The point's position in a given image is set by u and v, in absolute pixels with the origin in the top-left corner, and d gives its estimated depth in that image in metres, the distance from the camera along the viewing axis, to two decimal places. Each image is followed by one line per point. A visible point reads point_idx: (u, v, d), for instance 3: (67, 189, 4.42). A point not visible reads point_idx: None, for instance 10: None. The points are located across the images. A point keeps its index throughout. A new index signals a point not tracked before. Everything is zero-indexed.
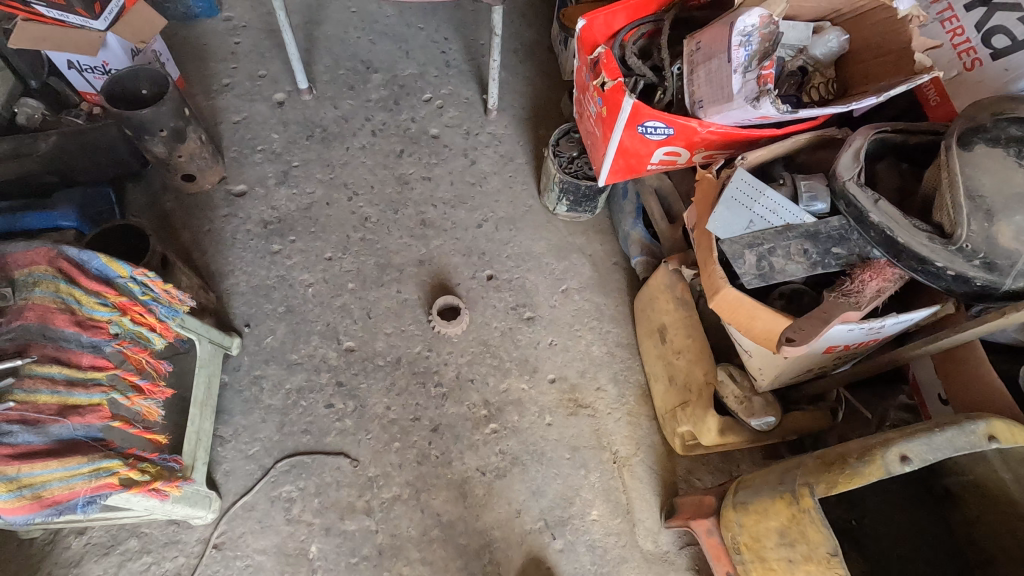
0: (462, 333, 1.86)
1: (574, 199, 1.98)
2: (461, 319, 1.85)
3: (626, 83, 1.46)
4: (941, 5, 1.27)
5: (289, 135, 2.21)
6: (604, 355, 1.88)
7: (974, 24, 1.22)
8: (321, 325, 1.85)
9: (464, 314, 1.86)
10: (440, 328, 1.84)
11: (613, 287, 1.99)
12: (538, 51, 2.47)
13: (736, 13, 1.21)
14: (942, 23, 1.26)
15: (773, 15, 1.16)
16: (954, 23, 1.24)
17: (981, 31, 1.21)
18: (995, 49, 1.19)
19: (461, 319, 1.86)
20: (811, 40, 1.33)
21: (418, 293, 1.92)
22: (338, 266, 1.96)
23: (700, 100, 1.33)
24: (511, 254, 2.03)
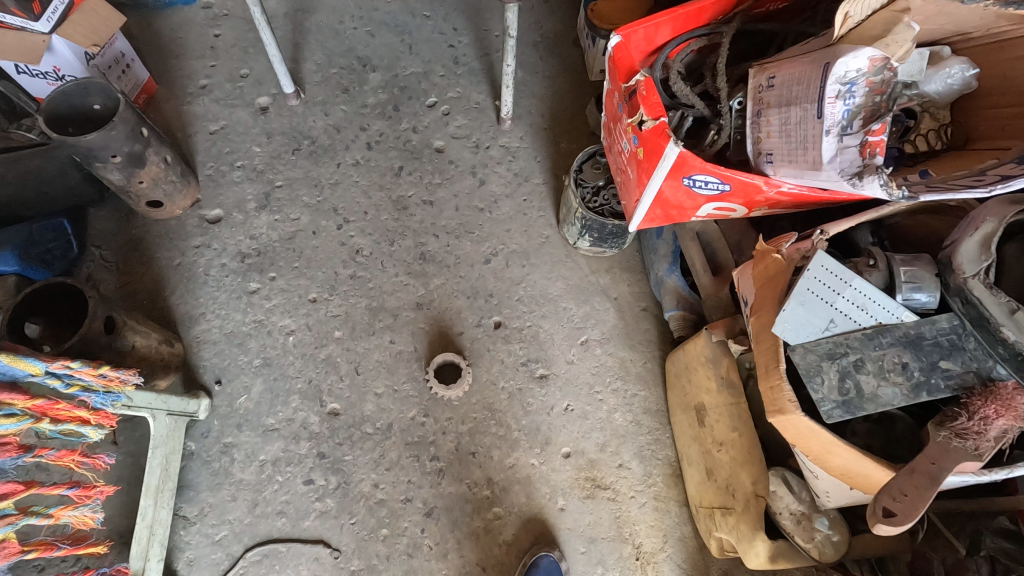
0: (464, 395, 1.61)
1: (598, 235, 1.67)
2: (463, 381, 1.60)
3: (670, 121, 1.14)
4: None
5: (272, 148, 1.93)
6: (629, 424, 1.61)
7: None
8: (302, 382, 1.61)
9: (467, 375, 1.61)
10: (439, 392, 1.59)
11: (640, 339, 1.70)
12: (562, 46, 2.12)
13: (833, 49, 0.89)
14: None
15: (889, 58, 0.85)
16: None
17: None
18: None
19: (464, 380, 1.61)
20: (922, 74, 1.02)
21: (415, 345, 1.67)
22: (324, 310, 1.71)
23: (768, 151, 1.01)
24: (523, 297, 1.75)
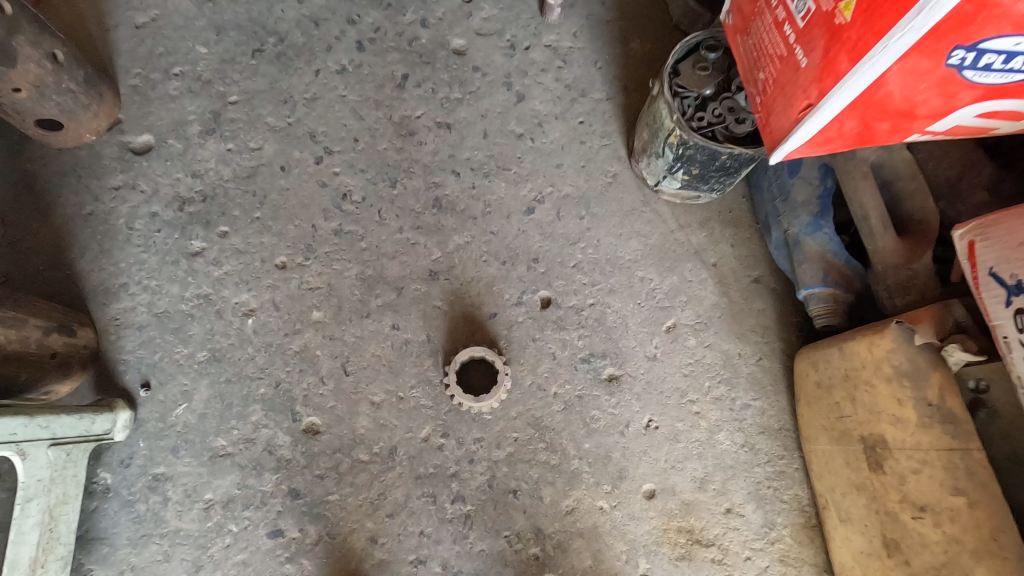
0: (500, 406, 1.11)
1: (699, 172, 1.12)
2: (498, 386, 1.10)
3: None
4: None
5: (224, 48, 1.36)
6: (739, 451, 1.10)
7: None
8: (265, 387, 1.12)
9: (505, 378, 1.10)
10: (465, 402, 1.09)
11: (752, 326, 1.18)
12: None
13: None
14: None
15: None
16: None
17: None
18: None
19: (501, 385, 1.10)
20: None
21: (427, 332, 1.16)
22: (296, 282, 1.19)
23: None
24: (581, 264, 1.22)
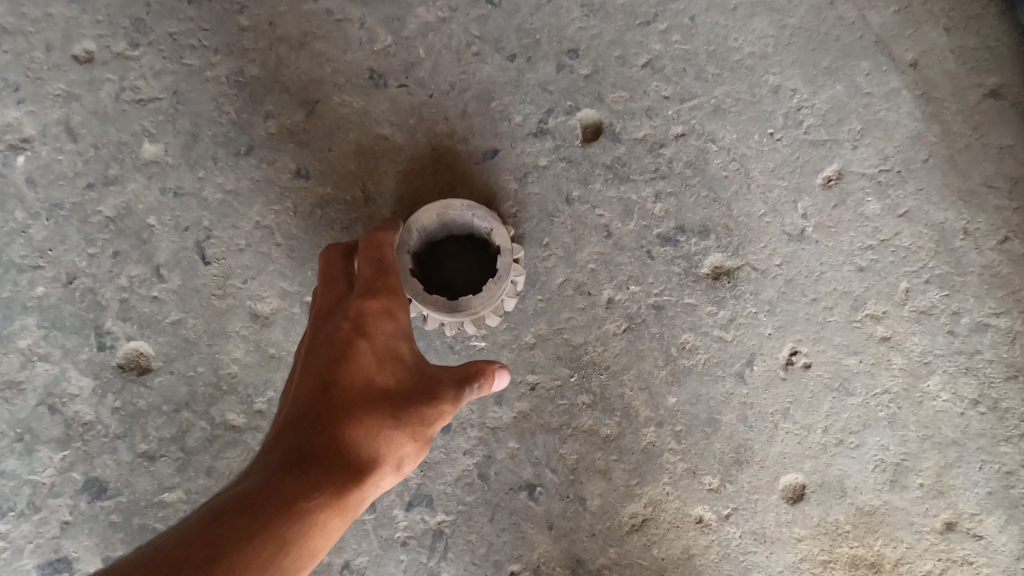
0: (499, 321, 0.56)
1: None
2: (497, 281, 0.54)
3: None
4: None
5: None
6: (971, 417, 0.56)
7: None
8: (46, 287, 0.58)
9: (509, 267, 0.54)
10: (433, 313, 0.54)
11: (989, 179, 0.61)
12: None
13: None
14: None
15: None
16: None
17: None
18: None
19: (501, 280, 0.54)
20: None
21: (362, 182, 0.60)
22: (111, 90, 0.62)
23: None
24: (658, 62, 0.63)
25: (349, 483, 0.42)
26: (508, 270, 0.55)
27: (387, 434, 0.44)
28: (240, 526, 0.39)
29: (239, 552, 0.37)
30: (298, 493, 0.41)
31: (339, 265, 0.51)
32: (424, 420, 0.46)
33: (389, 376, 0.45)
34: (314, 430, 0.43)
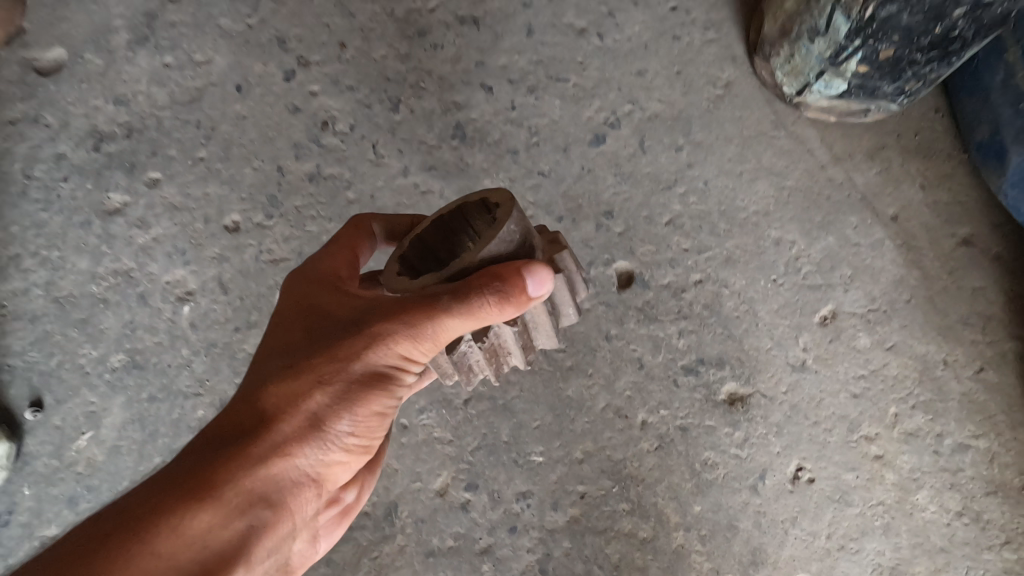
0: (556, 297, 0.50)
1: (890, 54, 0.68)
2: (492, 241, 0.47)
3: None
4: None
5: None
6: (957, 527, 0.67)
7: None
8: (206, 409, 0.76)
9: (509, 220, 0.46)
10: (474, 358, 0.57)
11: (965, 317, 0.73)
12: None
13: None
14: None
15: None
16: None
17: None
18: None
19: (512, 243, 0.48)
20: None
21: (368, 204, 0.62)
22: (252, 253, 0.81)
23: None
24: (678, 220, 0.79)
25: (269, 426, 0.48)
26: (518, 223, 0.48)
27: (309, 381, 0.49)
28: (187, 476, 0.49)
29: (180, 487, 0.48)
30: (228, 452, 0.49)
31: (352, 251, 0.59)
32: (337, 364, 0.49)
33: (340, 317, 0.50)
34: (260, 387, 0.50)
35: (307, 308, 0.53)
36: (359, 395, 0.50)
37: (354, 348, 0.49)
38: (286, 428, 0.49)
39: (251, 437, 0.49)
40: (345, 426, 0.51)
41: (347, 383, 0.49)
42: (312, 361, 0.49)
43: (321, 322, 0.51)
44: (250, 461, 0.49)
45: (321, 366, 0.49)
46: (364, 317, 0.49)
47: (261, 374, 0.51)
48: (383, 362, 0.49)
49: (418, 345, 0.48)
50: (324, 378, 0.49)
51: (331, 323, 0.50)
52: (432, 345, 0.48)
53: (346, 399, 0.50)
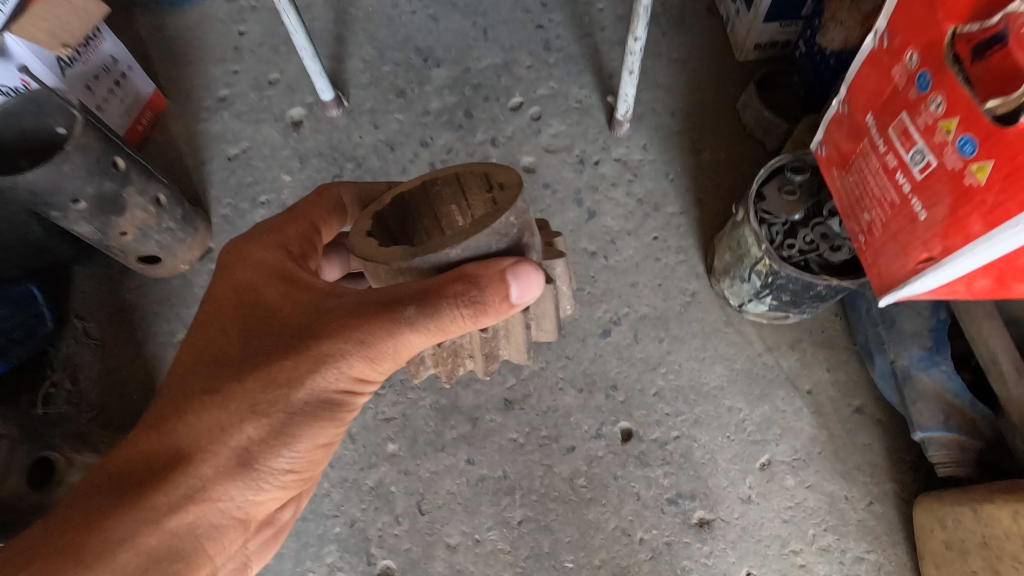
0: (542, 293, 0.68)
1: (787, 297, 1.05)
2: (478, 240, 0.64)
3: None
4: None
5: (306, 176, 1.45)
6: None
7: None
8: (341, 526, 1.11)
9: (509, 212, 0.64)
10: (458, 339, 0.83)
11: (858, 464, 1.08)
12: (692, 17, 1.56)
13: None
14: None
15: None
16: None
17: None
18: None
19: (508, 237, 0.66)
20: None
21: (339, 192, 0.89)
22: (370, 414, 1.17)
23: None
24: (663, 392, 1.16)
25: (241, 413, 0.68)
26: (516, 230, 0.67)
27: (253, 392, 0.68)
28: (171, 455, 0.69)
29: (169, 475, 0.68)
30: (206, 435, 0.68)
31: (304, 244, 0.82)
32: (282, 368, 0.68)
33: (289, 318, 0.70)
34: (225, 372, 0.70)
35: (260, 315, 0.71)
36: (301, 419, 0.69)
37: (296, 363, 0.67)
38: (225, 448, 0.69)
39: (198, 445, 0.69)
40: (281, 457, 0.70)
41: (286, 404, 0.68)
42: (260, 378, 0.68)
43: (276, 324, 0.70)
44: (190, 474, 0.69)
45: (258, 394, 0.68)
46: (314, 326, 0.68)
47: (218, 378, 0.69)
48: (324, 382, 0.68)
49: (371, 363, 0.68)
50: (257, 407, 0.68)
51: (274, 331, 0.70)
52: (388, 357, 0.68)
53: (280, 435, 0.69)
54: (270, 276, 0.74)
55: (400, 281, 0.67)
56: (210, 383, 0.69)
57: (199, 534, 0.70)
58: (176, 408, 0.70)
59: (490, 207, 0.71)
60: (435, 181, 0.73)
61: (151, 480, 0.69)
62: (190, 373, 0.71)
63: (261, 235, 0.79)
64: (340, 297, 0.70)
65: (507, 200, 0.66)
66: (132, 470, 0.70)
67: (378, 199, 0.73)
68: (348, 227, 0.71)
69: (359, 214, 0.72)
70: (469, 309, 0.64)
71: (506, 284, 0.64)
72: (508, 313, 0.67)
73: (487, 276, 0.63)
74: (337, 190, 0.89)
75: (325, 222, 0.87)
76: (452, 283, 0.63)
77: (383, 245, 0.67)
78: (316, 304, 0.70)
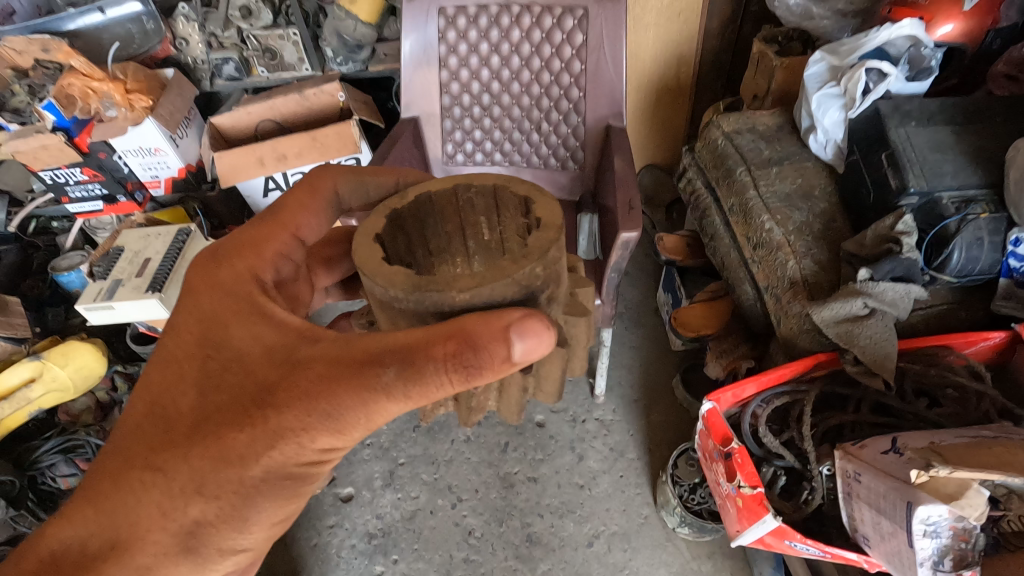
0: (547, 350, 0.68)
1: (697, 529, 1.76)
2: (493, 288, 0.69)
3: (780, 481, 1.34)
4: None
5: (397, 425, 2.20)
6: None
7: None
8: None
9: (529, 265, 0.70)
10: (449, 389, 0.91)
11: None
12: (644, 317, 2.45)
13: (886, 455, 1.09)
14: None
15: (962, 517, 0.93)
16: None
17: None
18: None
19: (514, 293, 0.70)
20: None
21: (335, 186, 1.03)
22: None
23: (856, 473, 1.13)
24: None
25: (212, 470, 0.72)
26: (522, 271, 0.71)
27: (225, 440, 0.72)
28: (136, 494, 0.74)
29: (131, 529, 0.74)
30: (176, 483, 0.73)
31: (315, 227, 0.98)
32: (254, 418, 0.71)
33: (264, 375, 0.72)
34: (206, 418, 0.73)
35: (215, 381, 0.74)
36: (262, 489, 0.75)
37: (253, 436, 0.71)
38: (179, 522, 0.75)
39: (140, 528, 0.74)
40: (232, 538, 0.78)
41: (239, 479, 0.73)
42: (210, 451, 0.72)
43: (240, 378, 0.73)
44: (134, 556, 0.74)
45: (209, 473, 0.72)
46: (278, 383, 0.71)
47: (165, 454, 0.73)
48: (280, 455, 0.72)
49: (338, 434, 0.72)
50: (204, 490, 0.73)
51: (253, 381, 0.72)
52: (362, 413, 0.70)
53: (238, 517, 0.76)
54: (234, 307, 0.79)
55: (380, 340, 0.69)
56: (158, 458, 0.73)
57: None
58: (114, 480, 0.75)
59: (526, 226, 0.86)
60: (469, 185, 0.86)
61: (93, 555, 0.75)
62: (143, 428, 0.75)
63: (238, 249, 0.87)
64: (316, 344, 0.73)
65: (541, 243, 0.73)
66: (86, 540, 0.76)
67: (402, 193, 0.86)
68: (366, 221, 0.82)
69: (377, 206, 0.84)
70: (461, 368, 0.66)
71: (510, 345, 0.64)
72: (507, 368, 0.68)
73: (484, 332, 0.65)
74: (333, 182, 1.03)
75: (306, 228, 0.97)
76: (451, 340, 0.65)
77: (385, 260, 0.76)
78: (287, 354, 0.73)
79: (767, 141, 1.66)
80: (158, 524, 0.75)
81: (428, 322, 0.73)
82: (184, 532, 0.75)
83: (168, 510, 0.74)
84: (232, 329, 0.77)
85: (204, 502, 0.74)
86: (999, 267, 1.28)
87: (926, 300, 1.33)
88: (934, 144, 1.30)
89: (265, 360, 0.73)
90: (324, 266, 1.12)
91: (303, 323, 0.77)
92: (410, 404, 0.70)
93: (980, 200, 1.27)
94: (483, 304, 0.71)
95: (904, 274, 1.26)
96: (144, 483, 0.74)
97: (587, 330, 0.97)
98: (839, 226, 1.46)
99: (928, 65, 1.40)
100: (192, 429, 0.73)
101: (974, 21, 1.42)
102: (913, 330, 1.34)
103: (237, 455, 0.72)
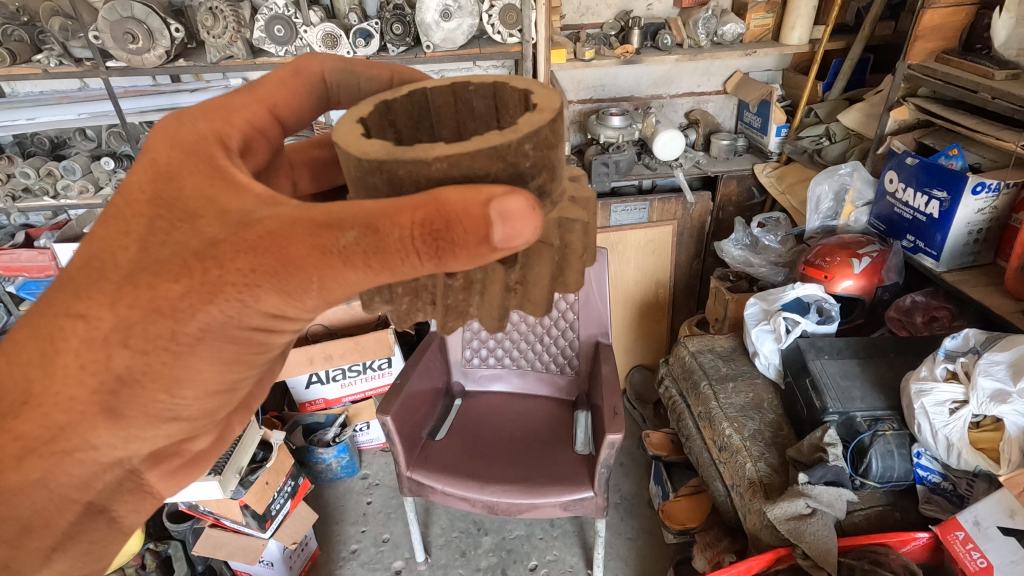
0: (530, 242, 0.68)
1: None
2: (474, 159, 0.70)
3: None
4: (978, 552, 1.36)
5: None
6: None
7: (997, 556, 1.32)
8: None
9: (516, 143, 0.71)
10: (427, 290, 0.90)
11: None
12: (640, 506, 2.64)
13: None
14: (970, 551, 1.37)
15: None
16: (979, 553, 1.35)
17: (997, 558, 1.32)
18: (996, 563, 1.32)
19: (487, 167, 0.71)
20: (979, 407, 1.41)
21: (322, 73, 1.06)
22: None
23: None
24: None
25: (141, 327, 0.71)
26: (516, 143, 0.71)
27: (160, 291, 0.71)
28: (56, 337, 0.73)
29: (42, 380, 0.73)
30: (100, 331, 0.72)
31: (294, 105, 1.02)
32: (202, 275, 0.71)
33: (210, 232, 0.72)
34: (144, 268, 0.72)
35: (160, 236, 0.74)
36: (200, 349, 0.74)
37: (190, 286, 0.71)
38: (102, 371, 0.73)
39: (55, 382, 0.73)
40: (162, 402, 0.76)
41: (172, 334, 0.72)
42: (144, 299, 0.71)
43: (187, 235, 0.73)
44: (47, 415, 0.73)
45: (139, 321, 0.71)
46: (225, 238, 0.71)
47: (91, 301, 0.72)
48: (219, 312, 0.72)
49: (287, 297, 0.72)
50: (130, 341, 0.72)
51: (202, 236, 0.73)
52: (319, 278, 0.70)
53: (170, 377, 0.75)
54: (194, 165, 0.80)
55: (347, 205, 0.69)
56: (83, 304, 0.73)
57: (55, 488, 0.76)
58: (35, 334, 0.74)
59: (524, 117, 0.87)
60: (467, 83, 0.91)
61: (8, 410, 0.73)
62: (76, 274, 0.75)
63: (208, 113, 0.89)
64: (275, 207, 0.73)
65: (531, 122, 0.74)
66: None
67: (398, 90, 0.92)
68: (356, 107, 0.86)
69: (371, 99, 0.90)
70: (431, 240, 0.67)
71: (489, 224, 0.65)
72: (484, 256, 0.69)
73: (462, 212, 0.65)
74: (320, 69, 1.06)
75: (284, 106, 1.00)
76: (426, 210, 0.66)
77: (363, 137, 0.78)
78: (242, 214, 0.73)
79: (725, 360, 2.08)
80: (71, 379, 0.73)
81: (400, 190, 0.73)
82: (98, 393, 0.73)
83: (82, 358, 0.72)
84: (186, 184, 0.78)
85: (130, 366, 0.73)
86: (913, 475, 1.58)
87: (861, 502, 1.61)
88: (843, 373, 1.73)
89: (217, 217, 0.74)
90: (232, 112, 0.91)
91: (265, 190, 0.77)
92: (370, 273, 0.70)
93: (886, 419, 1.63)
94: (461, 176, 0.71)
95: (835, 479, 1.56)
96: (64, 328, 0.73)
97: (586, 236, 0.88)
98: (785, 435, 1.80)
99: (830, 316, 1.92)
100: (126, 276, 0.73)
101: (865, 281, 1.92)
102: (857, 528, 1.58)
103: (179, 315, 0.71)
